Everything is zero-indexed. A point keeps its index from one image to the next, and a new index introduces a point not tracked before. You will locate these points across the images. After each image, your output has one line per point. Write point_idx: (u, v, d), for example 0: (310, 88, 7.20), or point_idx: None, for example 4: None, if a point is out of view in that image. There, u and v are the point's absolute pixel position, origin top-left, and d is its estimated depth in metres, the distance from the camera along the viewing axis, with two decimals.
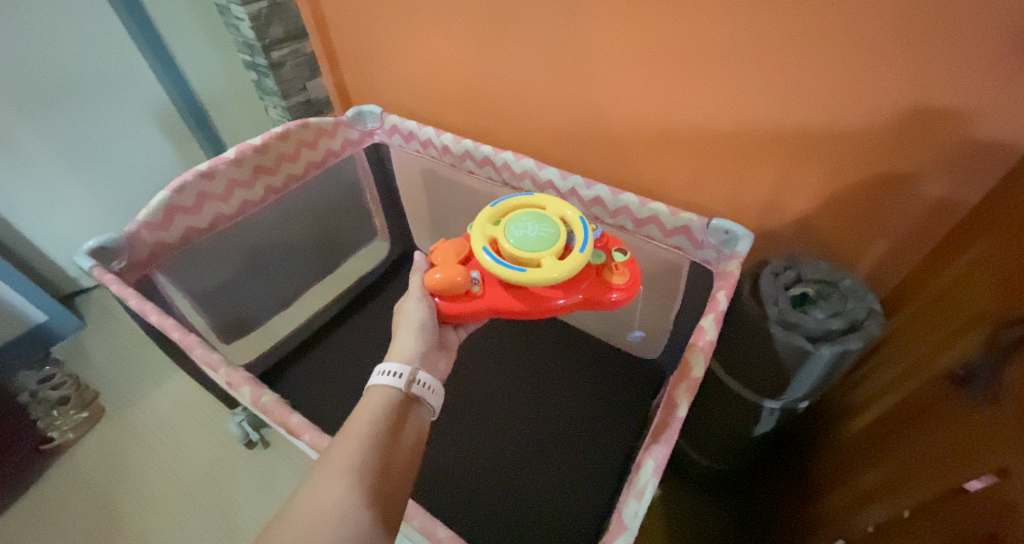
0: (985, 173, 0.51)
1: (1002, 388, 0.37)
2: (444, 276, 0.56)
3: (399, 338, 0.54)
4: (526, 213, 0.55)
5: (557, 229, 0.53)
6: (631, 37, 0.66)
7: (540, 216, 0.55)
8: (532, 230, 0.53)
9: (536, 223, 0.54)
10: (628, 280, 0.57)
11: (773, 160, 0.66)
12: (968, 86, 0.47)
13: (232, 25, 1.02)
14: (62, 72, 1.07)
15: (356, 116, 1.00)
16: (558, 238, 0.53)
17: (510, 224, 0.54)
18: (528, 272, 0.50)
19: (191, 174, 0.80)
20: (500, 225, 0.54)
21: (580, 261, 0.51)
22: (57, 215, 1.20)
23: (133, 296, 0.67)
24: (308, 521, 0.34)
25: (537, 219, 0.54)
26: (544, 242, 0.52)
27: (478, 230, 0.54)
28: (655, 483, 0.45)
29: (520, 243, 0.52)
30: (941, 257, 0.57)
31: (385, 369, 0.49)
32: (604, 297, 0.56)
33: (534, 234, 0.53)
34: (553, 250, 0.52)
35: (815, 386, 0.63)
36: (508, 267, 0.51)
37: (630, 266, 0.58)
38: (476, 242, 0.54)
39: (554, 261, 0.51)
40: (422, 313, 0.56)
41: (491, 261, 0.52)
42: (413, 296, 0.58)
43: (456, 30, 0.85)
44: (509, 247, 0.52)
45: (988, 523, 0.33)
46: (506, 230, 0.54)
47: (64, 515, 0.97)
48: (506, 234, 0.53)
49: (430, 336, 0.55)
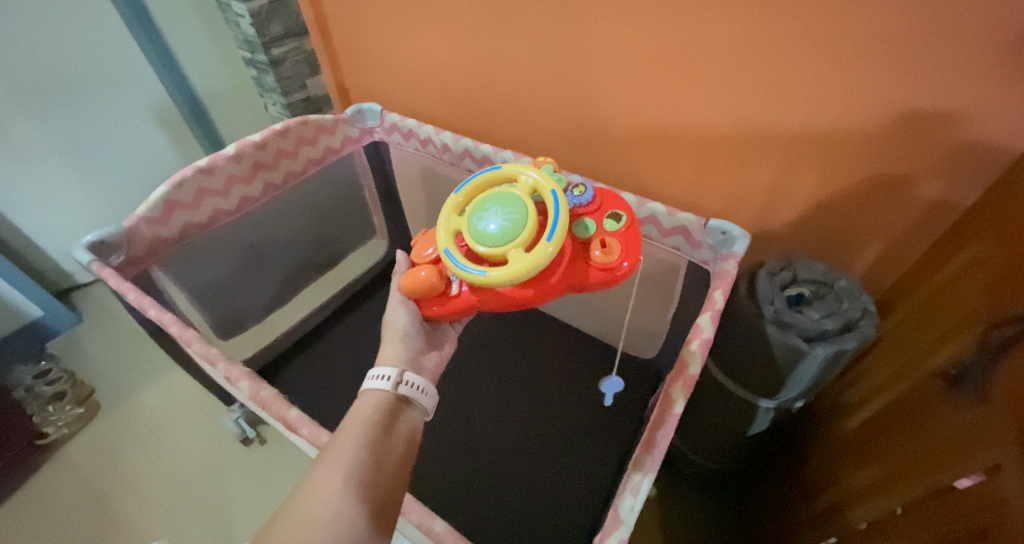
0: (978, 175, 0.52)
1: (993, 387, 0.37)
2: (426, 277, 0.54)
3: (385, 348, 0.55)
4: (489, 197, 0.51)
5: (521, 214, 0.49)
6: (631, 39, 0.66)
7: (506, 199, 0.50)
8: (492, 220, 0.49)
9: (497, 208, 0.50)
10: (619, 251, 0.54)
11: (770, 162, 0.66)
12: (963, 90, 0.48)
13: (233, 21, 1.02)
14: (57, 66, 1.06)
15: (356, 114, 1.00)
16: (523, 225, 0.49)
17: (474, 214, 0.51)
18: (487, 272, 0.48)
19: (190, 170, 0.80)
20: (463, 217, 0.52)
21: (547, 251, 0.47)
22: (55, 211, 1.20)
23: (133, 290, 0.67)
24: (302, 520, 0.35)
25: (503, 203, 0.50)
26: (506, 232, 0.48)
27: (442, 226, 0.53)
28: (650, 478, 0.46)
29: (483, 236, 0.49)
30: (935, 257, 0.58)
31: (377, 374, 0.49)
32: (589, 278, 0.54)
33: (497, 224, 0.49)
34: (517, 242, 0.48)
35: (810, 385, 0.64)
36: (470, 269, 0.49)
37: (626, 234, 0.56)
38: (440, 242, 0.52)
39: (516, 256, 0.48)
40: (404, 320, 0.57)
41: (453, 263, 0.50)
42: (394, 301, 0.58)
43: (455, 29, 0.85)
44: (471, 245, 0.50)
45: (978, 519, 0.34)
46: (469, 223, 0.51)
47: (57, 511, 0.97)
48: (469, 227, 0.50)
49: (414, 342, 0.57)
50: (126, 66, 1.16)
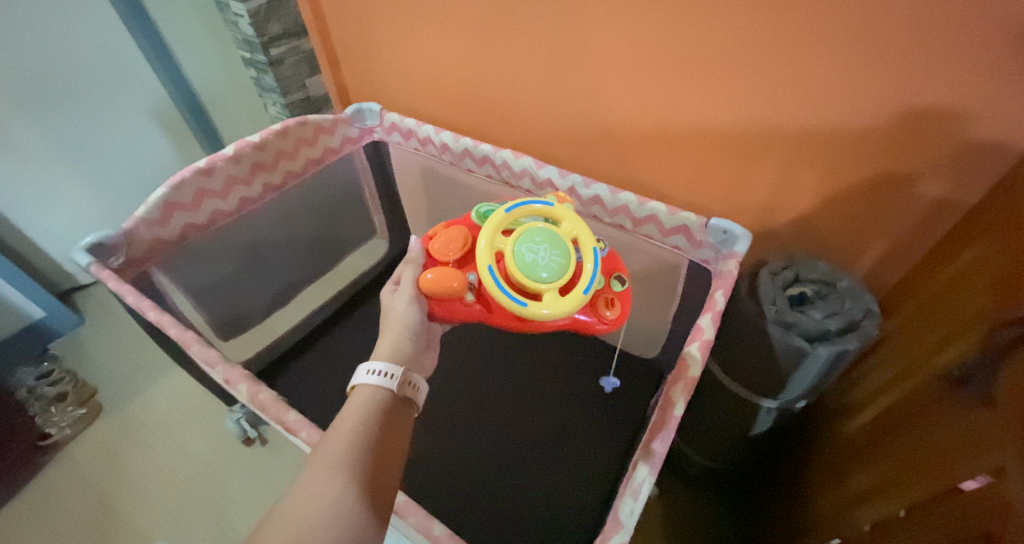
0: (983, 173, 0.51)
1: (999, 389, 0.37)
2: (437, 279, 0.55)
3: (384, 340, 0.54)
4: (540, 231, 0.55)
5: (566, 260, 0.53)
6: (630, 37, 0.66)
7: (554, 239, 0.54)
8: (542, 257, 0.53)
9: (547, 247, 0.53)
10: (617, 314, 0.57)
11: (771, 160, 0.66)
12: (967, 87, 0.47)
13: (232, 21, 1.01)
14: (58, 68, 1.06)
15: (355, 113, 0.99)
16: (566, 270, 0.53)
17: (521, 242, 0.53)
18: (525, 306, 0.51)
19: (189, 170, 0.80)
20: (510, 240, 0.54)
21: (581, 302, 0.52)
22: (56, 211, 1.20)
23: (132, 292, 0.66)
24: (300, 520, 0.35)
25: (551, 242, 0.54)
26: (551, 274, 0.52)
27: (487, 243, 0.53)
28: (651, 482, 0.45)
29: (528, 267, 0.52)
30: (940, 256, 0.57)
31: (372, 368, 0.49)
32: (588, 321, 0.56)
33: (543, 262, 0.52)
34: (556, 284, 0.52)
35: (811, 385, 0.63)
36: (510, 295, 0.51)
37: (626, 299, 0.60)
38: (481, 257, 0.53)
39: (554, 297, 0.52)
40: (413, 315, 0.56)
41: (493, 283, 0.52)
42: (405, 294, 0.57)
43: (454, 27, 0.84)
44: (515, 274, 0.52)
45: (983, 522, 0.33)
46: (515, 248, 0.53)
47: (59, 511, 0.97)
48: (516, 254, 0.53)
49: (418, 338, 0.56)
50: (125, 66, 1.15)
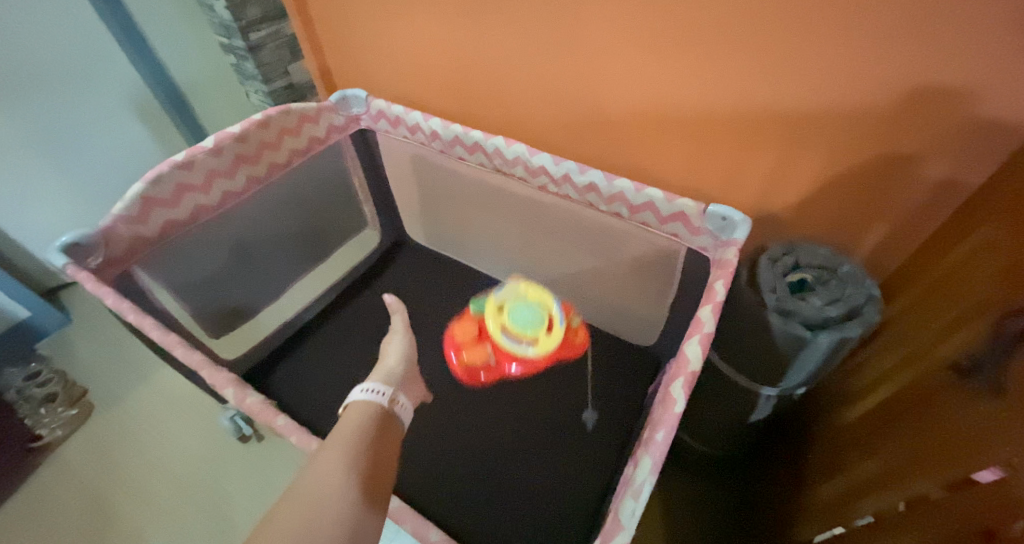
0: (988, 155, 0.50)
1: (1008, 380, 0.36)
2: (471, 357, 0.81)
3: (378, 366, 0.58)
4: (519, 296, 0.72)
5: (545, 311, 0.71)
6: (623, 18, 0.63)
7: (530, 301, 0.71)
8: (529, 317, 0.69)
9: (529, 308, 0.70)
10: (580, 338, 0.85)
11: (769, 145, 0.64)
12: (976, 66, 0.45)
13: (207, 5, 0.97)
14: (27, 59, 1.01)
15: (340, 101, 0.95)
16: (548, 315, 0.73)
17: (510, 312, 0.70)
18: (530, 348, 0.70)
19: (167, 165, 0.77)
20: (503, 315, 0.71)
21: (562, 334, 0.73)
22: (36, 209, 1.16)
23: (110, 294, 0.64)
24: (305, 515, 0.34)
25: (529, 303, 0.71)
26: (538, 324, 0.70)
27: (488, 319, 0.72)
28: (653, 481, 0.44)
29: (522, 326, 0.69)
30: (945, 239, 0.55)
31: (365, 386, 0.50)
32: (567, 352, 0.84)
33: (530, 319, 0.69)
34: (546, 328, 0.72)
35: (813, 372, 0.62)
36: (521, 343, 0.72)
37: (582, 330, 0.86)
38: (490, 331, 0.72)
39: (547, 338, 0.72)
40: (405, 345, 0.62)
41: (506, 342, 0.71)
42: (398, 331, 0.65)
43: (440, 10, 0.81)
44: (517, 332, 0.70)
45: (988, 516, 0.32)
46: (508, 318, 0.70)
47: (52, 514, 0.96)
48: (510, 320, 0.69)
49: (410, 364, 0.60)
50: (99, 57, 1.11)
